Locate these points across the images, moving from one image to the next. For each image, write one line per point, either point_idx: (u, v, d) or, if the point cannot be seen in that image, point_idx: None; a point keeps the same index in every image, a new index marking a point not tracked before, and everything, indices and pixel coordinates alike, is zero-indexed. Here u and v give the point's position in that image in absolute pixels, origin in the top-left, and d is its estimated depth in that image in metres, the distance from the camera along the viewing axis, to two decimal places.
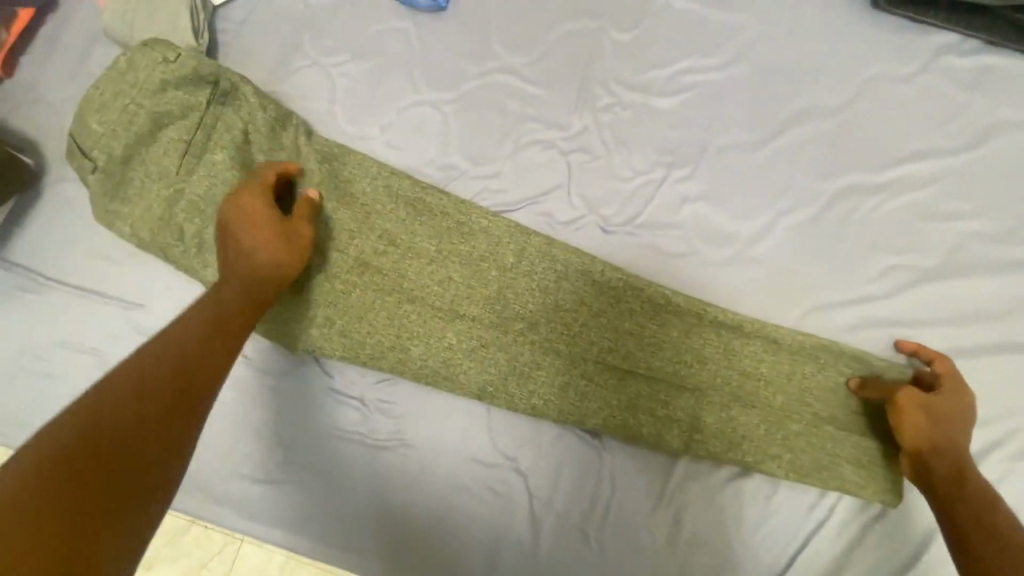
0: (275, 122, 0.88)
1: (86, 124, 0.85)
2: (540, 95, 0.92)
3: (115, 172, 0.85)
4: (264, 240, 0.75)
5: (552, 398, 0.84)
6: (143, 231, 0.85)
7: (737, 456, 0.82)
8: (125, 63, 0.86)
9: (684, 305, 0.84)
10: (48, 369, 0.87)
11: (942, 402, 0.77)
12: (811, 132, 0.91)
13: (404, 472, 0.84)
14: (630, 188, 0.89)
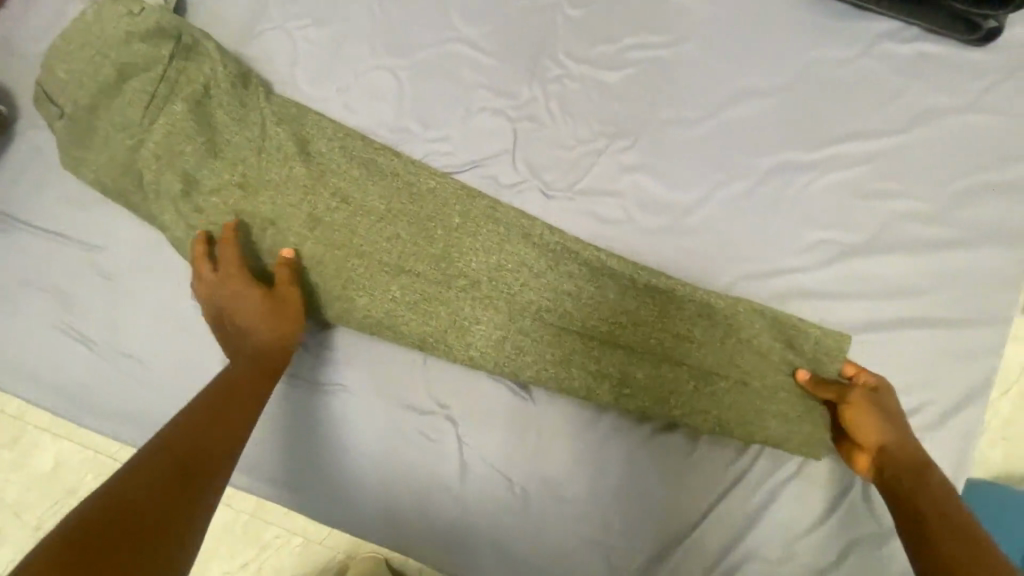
0: (231, 76, 0.92)
1: (55, 74, 0.90)
2: (492, 65, 0.96)
3: (82, 121, 0.90)
4: (263, 322, 0.81)
5: (487, 351, 0.87)
6: (106, 177, 0.90)
7: (664, 410, 0.86)
8: (93, 16, 0.91)
9: (617, 269, 0.88)
10: (11, 302, 0.92)
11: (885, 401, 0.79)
12: (749, 111, 0.94)
13: (344, 408, 0.89)
14: (574, 156, 0.93)
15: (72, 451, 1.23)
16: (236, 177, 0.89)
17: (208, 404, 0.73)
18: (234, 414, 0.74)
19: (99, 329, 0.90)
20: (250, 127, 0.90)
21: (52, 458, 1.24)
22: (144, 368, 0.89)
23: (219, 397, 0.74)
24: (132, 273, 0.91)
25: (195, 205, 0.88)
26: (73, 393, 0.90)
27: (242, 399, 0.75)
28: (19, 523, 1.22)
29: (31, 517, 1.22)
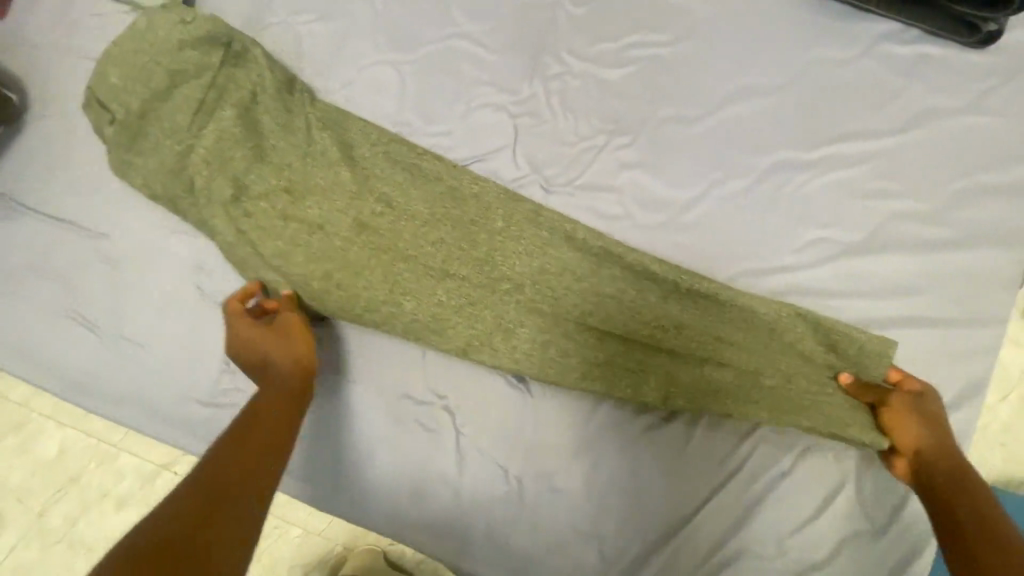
0: (239, 66, 0.93)
1: (108, 80, 0.91)
2: (493, 61, 0.97)
3: (132, 126, 0.91)
4: (275, 353, 0.81)
5: (533, 357, 0.87)
6: (154, 181, 0.90)
7: (716, 408, 0.85)
8: (145, 25, 0.93)
9: (661, 273, 0.87)
10: (18, 288, 0.93)
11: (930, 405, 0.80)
12: (749, 110, 0.95)
13: (373, 404, 0.90)
14: (573, 151, 0.94)
15: (76, 438, 1.26)
16: (283, 182, 0.89)
17: (240, 441, 0.73)
18: (265, 449, 0.73)
19: (105, 316, 0.92)
20: (296, 134, 0.91)
21: (57, 445, 1.26)
22: (149, 353, 0.91)
23: (247, 432, 0.74)
24: (138, 261, 0.92)
25: (244, 209, 0.88)
26: (78, 377, 0.92)
27: (270, 431, 0.75)
28: (24, 507, 1.24)
29: (34, 502, 1.24)
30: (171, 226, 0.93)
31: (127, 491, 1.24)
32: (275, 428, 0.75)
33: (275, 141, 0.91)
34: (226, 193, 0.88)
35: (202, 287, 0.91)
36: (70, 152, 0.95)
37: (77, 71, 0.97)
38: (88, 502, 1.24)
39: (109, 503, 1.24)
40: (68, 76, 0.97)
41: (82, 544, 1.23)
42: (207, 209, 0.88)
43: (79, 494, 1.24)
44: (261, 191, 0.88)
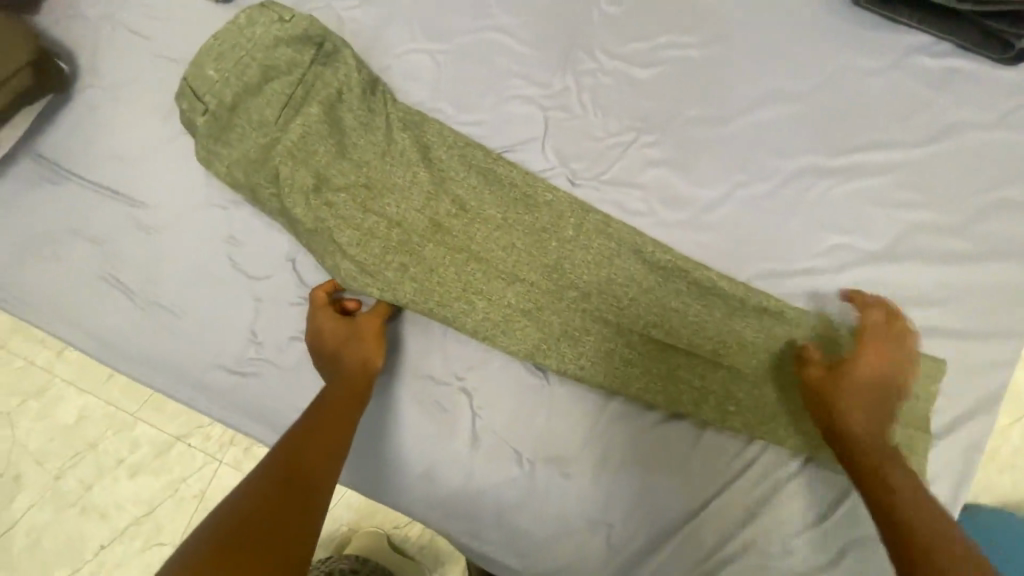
0: (279, 27, 0.89)
1: (203, 70, 0.87)
2: (527, 54, 0.99)
3: (222, 117, 0.88)
4: (349, 349, 0.85)
5: (598, 364, 0.89)
6: (238, 172, 0.89)
7: (769, 429, 0.87)
8: (244, 20, 0.89)
9: (728, 290, 0.88)
10: (56, 253, 0.97)
11: (863, 376, 0.79)
12: (777, 115, 0.96)
13: (420, 392, 0.92)
14: (600, 147, 0.96)
15: (96, 405, 1.30)
16: (361, 179, 0.89)
17: (294, 452, 0.74)
18: (317, 465, 0.74)
19: (141, 283, 0.95)
20: (376, 134, 0.91)
21: (77, 410, 1.30)
22: (180, 319, 0.94)
23: (301, 443, 0.76)
24: (174, 231, 0.95)
25: (325, 204, 0.88)
26: (111, 339, 0.95)
27: (322, 444, 0.76)
28: (43, 468, 1.28)
29: (52, 465, 1.28)
30: (207, 199, 0.96)
31: (142, 460, 1.28)
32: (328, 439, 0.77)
33: (312, 111, 0.89)
34: (259, 163, 0.88)
35: (233, 259, 0.94)
36: (112, 123, 0.98)
37: (125, 47, 1.00)
38: (103, 467, 1.28)
39: (123, 470, 1.28)
40: (115, 50, 1.00)
41: (96, 508, 1.26)
42: (242, 179, 0.89)
43: (95, 459, 1.28)
44: (300, 166, 0.87)
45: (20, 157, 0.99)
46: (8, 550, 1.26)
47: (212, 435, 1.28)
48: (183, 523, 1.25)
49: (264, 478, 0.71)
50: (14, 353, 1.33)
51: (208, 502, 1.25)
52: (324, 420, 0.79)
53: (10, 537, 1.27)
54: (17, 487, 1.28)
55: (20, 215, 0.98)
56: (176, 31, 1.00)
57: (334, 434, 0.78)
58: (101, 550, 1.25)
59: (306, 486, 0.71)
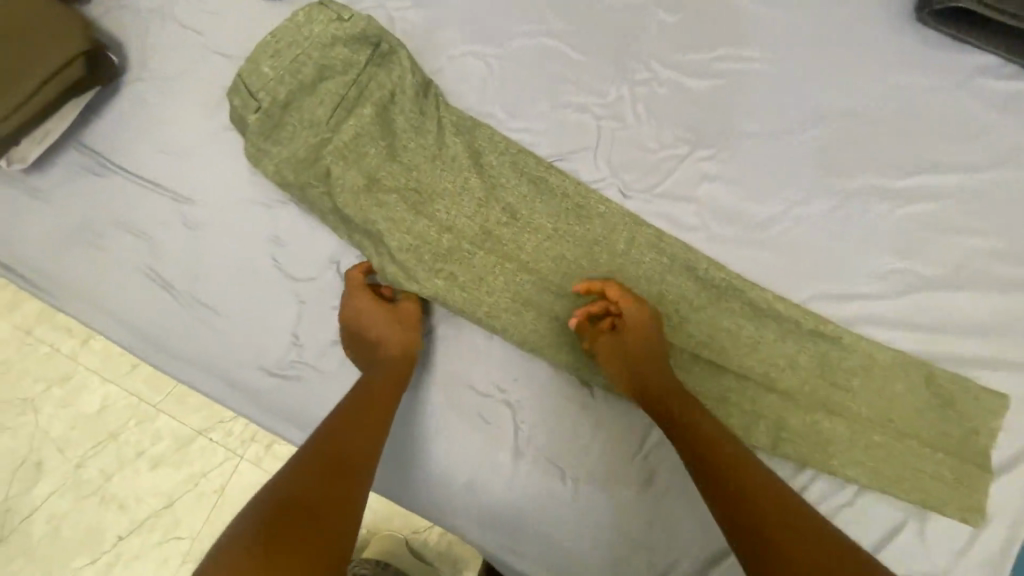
0: (336, 26, 0.87)
1: (258, 66, 0.86)
2: (580, 60, 0.96)
3: (274, 114, 0.86)
4: (390, 334, 0.84)
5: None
6: (287, 171, 0.87)
7: (822, 458, 0.84)
8: (301, 16, 0.87)
9: (786, 313, 0.87)
10: (98, 246, 0.95)
11: (633, 346, 0.83)
12: (835, 133, 0.93)
13: (463, 401, 0.90)
14: (654, 159, 0.93)
15: (119, 394, 1.29)
16: (412, 183, 0.88)
17: (331, 445, 0.72)
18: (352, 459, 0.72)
19: (183, 279, 0.94)
20: (427, 137, 0.89)
21: (100, 400, 1.29)
22: (222, 318, 0.93)
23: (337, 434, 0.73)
24: (218, 227, 0.94)
25: (377, 207, 0.86)
26: (150, 335, 0.94)
27: (358, 439, 0.74)
28: (63, 457, 1.28)
29: (73, 454, 1.28)
30: (253, 197, 0.95)
31: (163, 452, 1.27)
32: (364, 433, 0.75)
33: (365, 113, 0.87)
34: (309, 163, 0.87)
35: (277, 259, 0.93)
36: (158, 116, 0.97)
37: (175, 41, 0.99)
38: (123, 459, 1.27)
39: (144, 462, 1.27)
40: (165, 43, 0.99)
41: (115, 499, 1.25)
42: (289, 176, 0.87)
43: (116, 449, 1.27)
44: (353, 169, 0.86)
45: (66, 146, 0.97)
46: (25, 537, 1.25)
47: (233, 430, 1.27)
48: (201, 517, 1.24)
49: (301, 466, 0.68)
50: (38, 340, 1.32)
51: (228, 498, 1.24)
52: (362, 409, 0.77)
53: (26, 524, 1.26)
54: (38, 474, 1.27)
55: (60, 205, 0.96)
56: (227, 27, 0.99)
57: (371, 425, 0.76)
58: (119, 541, 1.24)
59: (344, 478, 0.69)
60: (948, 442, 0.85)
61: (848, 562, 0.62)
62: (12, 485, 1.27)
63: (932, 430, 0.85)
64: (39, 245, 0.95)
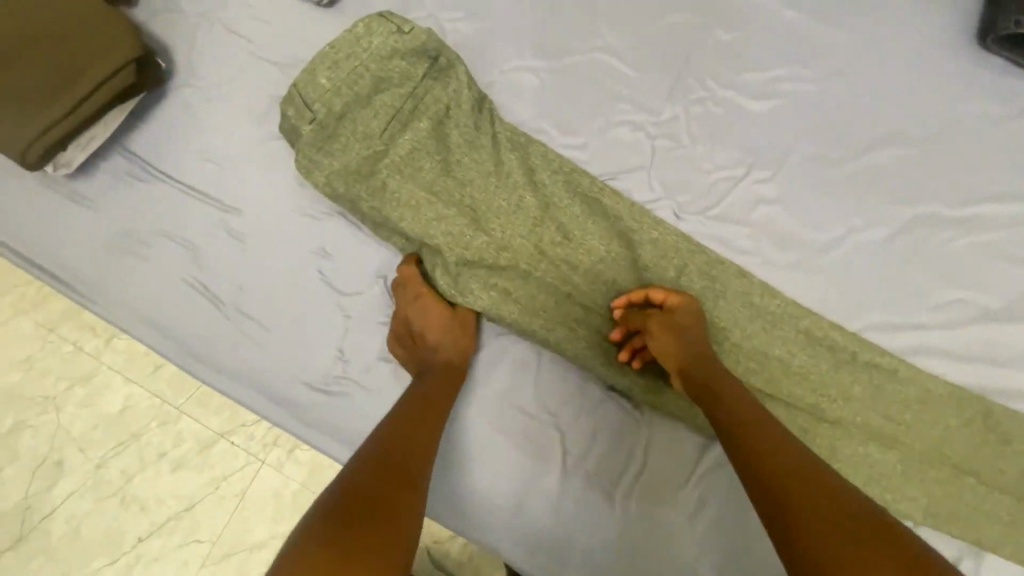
0: (395, 39, 0.86)
1: (314, 76, 0.85)
2: (634, 78, 0.95)
3: (328, 125, 0.85)
4: (450, 334, 0.86)
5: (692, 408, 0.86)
6: (339, 183, 0.85)
7: (875, 492, 0.82)
8: (361, 27, 0.86)
9: (843, 342, 0.86)
10: (143, 255, 0.94)
11: (683, 320, 0.83)
12: (892, 158, 0.92)
13: (511, 423, 0.88)
14: (708, 180, 0.92)
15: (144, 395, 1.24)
16: (465, 200, 0.87)
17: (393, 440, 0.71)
18: (411, 454, 0.71)
19: (228, 290, 0.93)
20: (481, 152, 0.89)
21: (123, 400, 1.24)
22: (266, 330, 0.92)
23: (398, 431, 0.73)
24: (264, 238, 0.93)
25: (431, 224, 0.85)
26: (194, 345, 0.93)
27: (417, 436, 0.74)
28: (84, 455, 1.22)
29: (93, 454, 1.22)
30: (299, 208, 0.93)
31: (185, 454, 1.22)
32: (423, 431, 0.75)
33: (422, 127, 0.87)
34: (361, 177, 0.86)
35: (323, 272, 0.92)
36: (205, 124, 0.96)
37: (223, 47, 0.97)
38: (144, 459, 1.21)
39: (165, 463, 1.21)
40: (215, 50, 0.97)
41: (135, 500, 1.20)
42: (340, 188, 0.85)
43: (138, 450, 1.21)
44: (407, 184, 0.86)
45: (110, 152, 0.96)
46: (43, 537, 1.19)
47: (256, 433, 1.22)
48: (222, 520, 1.19)
49: (365, 461, 0.67)
50: (61, 338, 1.26)
51: (248, 501, 1.20)
52: (419, 412, 0.77)
53: (47, 523, 1.19)
54: (58, 473, 1.21)
55: (106, 211, 0.95)
56: (276, 34, 0.98)
57: (429, 428, 0.76)
58: (139, 543, 1.18)
59: (406, 476, 0.68)
60: (1004, 479, 0.83)
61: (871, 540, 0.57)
62: (32, 483, 1.21)
63: (990, 466, 0.83)
64: (84, 253, 0.94)
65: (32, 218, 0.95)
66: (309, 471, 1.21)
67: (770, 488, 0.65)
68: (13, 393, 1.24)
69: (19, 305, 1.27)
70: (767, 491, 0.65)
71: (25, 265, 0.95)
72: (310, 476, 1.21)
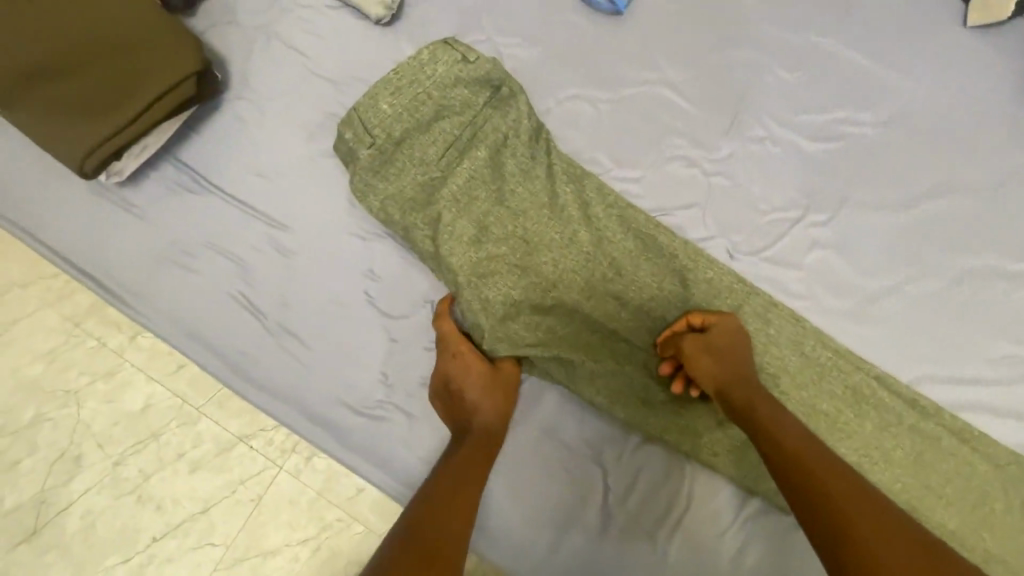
0: (458, 67, 0.87)
1: (376, 102, 0.85)
2: (692, 112, 0.94)
3: (387, 151, 0.86)
4: (489, 403, 0.82)
5: (731, 453, 0.85)
6: (393, 210, 0.86)
7: None
8: (425, 55, 0.87)
9: (889, 403, 0.85)
10: (189, 266, 0.93)
11: (720, 342, 0.81)
12: (951, 207, 0.90)
13: (552, 459, 0.87)
14: (763, 221, 0.91)
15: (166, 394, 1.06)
16: (518, 231, 0.87)
17: (421, 534, 0.66)
18: (446, 527, 0.68)
19: (274, 307, 0.92)
20: (535, 182, 0.88)
21: (143, 398, 1.06)
22: (310, 350, 0.91)
23: (427, 521, 0.68)
24: (312, 257, 0.92)
25: (483, 255, 0.86)
26: (237, 361, 0.92)
27: (451, 505, 0.70)
28: (102, 451, 1.05)
29: (111, 450, 1.05)
30: (349, 228, 0.92)
31: (205, 455, 1.05)
32: (457, 498, 0.71)
33: (479, 155, 0.87)
34: (417, 204, 0.86)
35: (369, 294, 0.91)
36: (258, 138, 0.95)
37: (280, 62, 0.97)
38: (163, 458, 1.04)
39: (185, 464, 1.04)
40: (271, 64, 0.97)
41: (153, 499, 1.03)
42: (394, 214, 0.86)
43: (157, 448, 1.05)
44: (462, 212, 0.86)
45: (162, 161, 0.95)
46: (56, 533, 1.03)
47: (275, 438, 1.05)
48: (238, 526, 1.03)
49: (413, 509, 0.70)
50: (87, 333, 1.07)
51: (267, 506, 1.04)
52: (461, 451, 0.77)
53: (63, 518, 1.03)
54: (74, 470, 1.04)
55: (155, 221, 0.94)
56: (332, 51, 0.97)
57: (473, 464, 0.76)
58: (154, 543, 1.03)
59: (449, 514, 0.69)
60: None
61: (900, 530, 0.63)
62: (48, 476, 1.04)
63: None
64: (131, 262, 0.94)
65: (81, 223, 0.96)
66: (325, 480, 1.04)
67: (803, 488, 0.68)
68: (29, 385, 1.06)
69: (44, 297, 1.08)
70: (794, 487, 0.69)
71: (65, 268, 0.95)
72: (328, 485, 1.04)
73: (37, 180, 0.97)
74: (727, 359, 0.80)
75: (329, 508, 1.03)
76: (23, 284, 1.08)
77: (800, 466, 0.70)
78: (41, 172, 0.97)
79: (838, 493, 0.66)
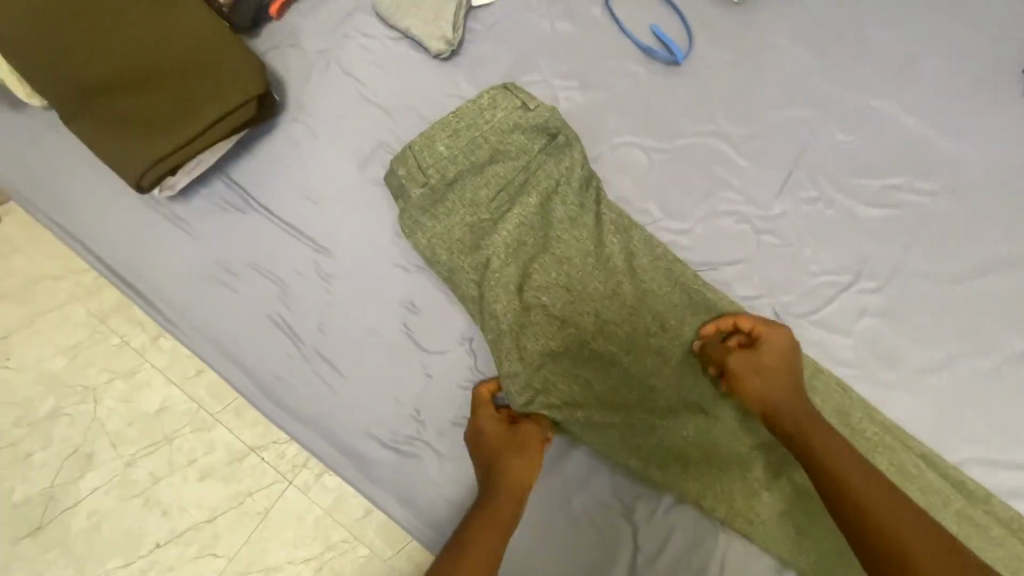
0: (516, 113, 0.87)
1: (433, 143, 0.87)
2: (745, 168, 0.93)
3: (439, 191, 0.87)
4: (507, 462, 0.79)
5: (769, 522, 0.82)
6: (440, 250, 0.86)
7: None
8: (485, 99, 0.88)
9: (936, 485, 0.82)
10: (230, 283, 0.93)
11: (772, 357, 0.79)
12: (1007, 284, 0.88)
13: (582, 512, 0.85)
14: (812, 283, 0.89)
15: (182, 399, 1.05)
16: (563, 279, 0.86)
17: None
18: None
19: (310, 330, 0.91)
20: (584, 230, 0.87)
21: (160, 400, 1.05)
22: (343, 377, 0.90)
23: None
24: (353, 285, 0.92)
25: (526, 301, 0.85)
26: (267, 381, 0.92)
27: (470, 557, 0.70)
28: (115, 450, 1.04)
29: (123, 450, 1.04)
30: (392, 258, 0.92)
31: (216, 463, 1.03)
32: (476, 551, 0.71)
33: (530, 200, 0.87)
34: (465, 244, 0.86)
35: (408, 327, 0.90)
36: (309, 162, 0.96)
37: (337, 88, 0.98)
38: (174, 463, 1.03)
39: (195, 471, 1.03)
40: (329, 91, 0.98)
41: (159, 504, 1.02)
42: (440, 254, 0.86)
43: (170, 453, 1.03)
44: (508, 257, 0.85)
45: (213, 178, 0.96)
46: (62, 530, 1.01)
47: (288, 451, 1.03)
48: (243, 538, 1.01)
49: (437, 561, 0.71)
50: (112, 330, 1.07)
51: (273, 520, 1.02)
52: (484, 503, 0.76)
53: (69, 516, 1.02)
54: (84, 469, 1.03)
55: (201, 236, 0.95)
56: (391, 82, 0.98)
57: (494, 515, 0.75)
58: (157, 549, 1.01)
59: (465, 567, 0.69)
60: None
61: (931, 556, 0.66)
62: (61, 471, 1.03)
63: None
64: (172, 273, 0.95)
65: (126, 230, 0.96)
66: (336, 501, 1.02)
67: (843, 507, 0.70)
68: (51, 378, 1.06)
69: (75, 292, 1.08)
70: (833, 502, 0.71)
71: (104, 272, 0.95)
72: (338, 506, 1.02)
73: (88, 183, 0.98)
74: (780, 379, 0.78)
75: (335, 529, 1.01)
76: (55, 277, 1.09)
77: (844, 488, 0.71)
78: (92, 176, 0.99)
79: (879, 520, 0.68)
